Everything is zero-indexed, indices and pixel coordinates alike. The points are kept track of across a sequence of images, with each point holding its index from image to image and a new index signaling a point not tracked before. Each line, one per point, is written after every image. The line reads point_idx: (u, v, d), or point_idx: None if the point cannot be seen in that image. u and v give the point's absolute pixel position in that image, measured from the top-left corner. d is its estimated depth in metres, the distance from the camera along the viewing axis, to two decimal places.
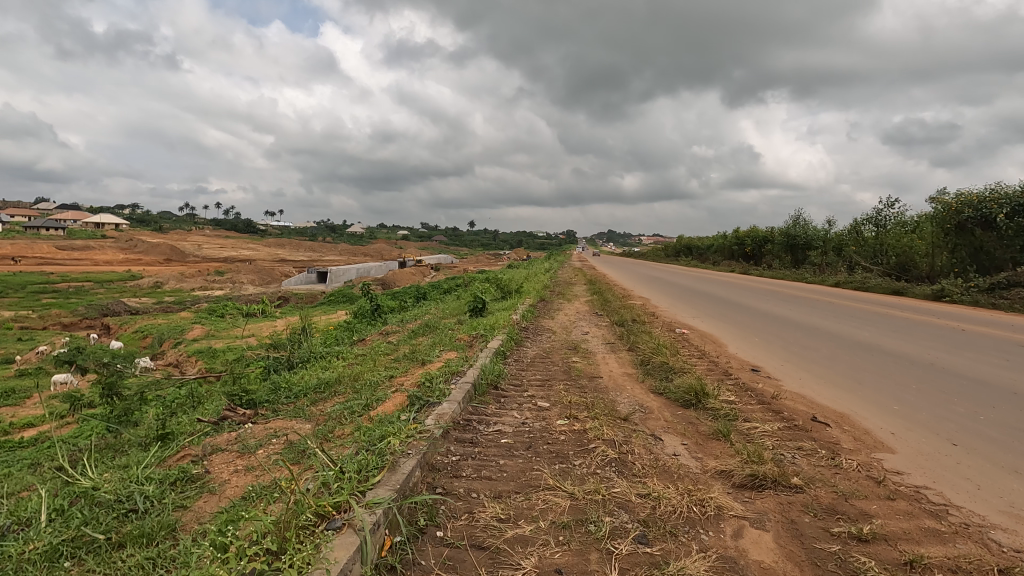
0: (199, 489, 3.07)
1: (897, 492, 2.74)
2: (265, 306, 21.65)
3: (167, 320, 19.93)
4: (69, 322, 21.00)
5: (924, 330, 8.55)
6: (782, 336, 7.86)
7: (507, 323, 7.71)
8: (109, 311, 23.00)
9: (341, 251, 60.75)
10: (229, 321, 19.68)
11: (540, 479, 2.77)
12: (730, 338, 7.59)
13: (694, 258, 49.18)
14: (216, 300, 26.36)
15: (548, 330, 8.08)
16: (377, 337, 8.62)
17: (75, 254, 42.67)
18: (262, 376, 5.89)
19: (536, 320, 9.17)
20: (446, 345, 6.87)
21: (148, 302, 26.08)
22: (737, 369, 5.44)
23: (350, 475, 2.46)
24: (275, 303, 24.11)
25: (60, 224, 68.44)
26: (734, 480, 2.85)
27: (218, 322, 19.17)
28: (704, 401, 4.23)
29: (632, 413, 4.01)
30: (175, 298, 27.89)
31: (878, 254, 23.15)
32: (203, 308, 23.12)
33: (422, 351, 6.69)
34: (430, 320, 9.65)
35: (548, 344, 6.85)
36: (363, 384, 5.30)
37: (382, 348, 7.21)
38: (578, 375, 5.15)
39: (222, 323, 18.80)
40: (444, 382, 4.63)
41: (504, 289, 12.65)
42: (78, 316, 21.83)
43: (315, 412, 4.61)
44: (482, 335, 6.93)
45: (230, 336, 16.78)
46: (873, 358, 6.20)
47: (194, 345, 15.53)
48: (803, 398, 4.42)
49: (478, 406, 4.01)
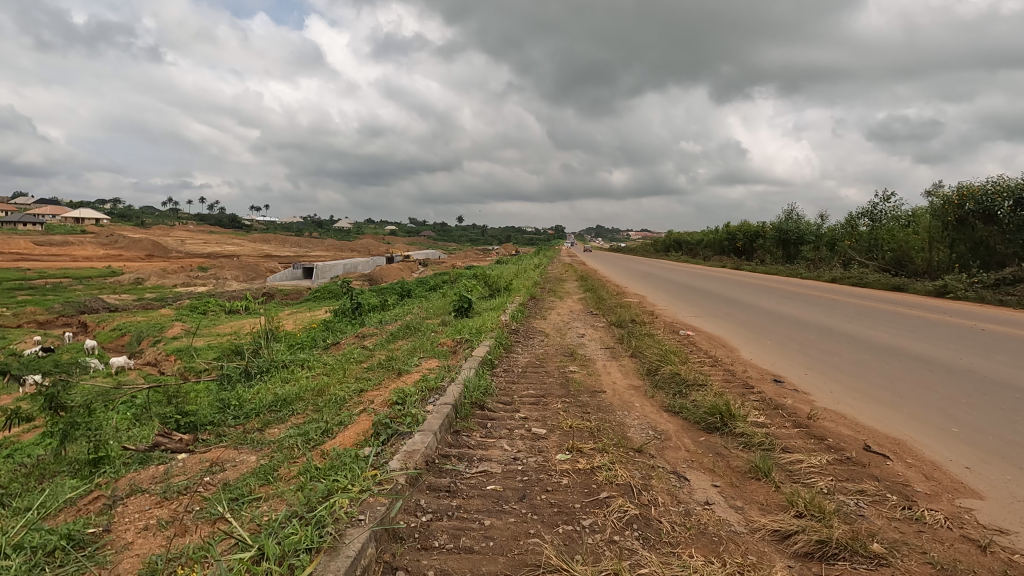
0: (82, 561, 2.32)
1: (1015, 565, 2.05)
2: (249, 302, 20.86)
3: (147, 317, 19.06)
4: (44, 320, 20.04)
5: (943, 330, 7.94)
6: (796, 338, 7.21)
7: (496, 326, 6.97)
8: (86, 308, 22.00)
9: (327, 246, 59.46)
10: (210, 318, 18.74)
11: (540, 553, 2.05)
12: (739, 340, 6.94)
13: (684, 253, 48.67)
14: (198, 297, 25.38)
15: (542, 333, 7.33)
16: (353, 340, 7.82)
17: (53, 250, 41.24)
18: (213, 391, 5.09)
19: (527, 321, 8.44)
20: (428, 351, 6.11)
21: (128, 299, 25.09)
22: (758, 380, 4.75)
23: (268, 569, 1.72)
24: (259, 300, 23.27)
25: (38, 219, 66.46)
26: (795, 549, 2.14)
27: (199, 320, 18.24)
28: (730, 424, 3.53)
29: (646, 442, 3.30)
30: (156, 295, 26.81)
31: (873, 249, 22.73)
32: (185, 305, 22.23)
33: (400, 359, 5.93)
34: (413, 321, 8.86)
35: (541, 349, 6.12)
36: (326, 402, 4.54)
37: (357, 355, 6.44)
38: (577, 390, 4.43)
39: (204, 321, 17.98)
40: (419, 402, 3.88)
41: (492, 286, 11.88)
42: (54, 313, 20.82)
43: (263, 441, 3.84)
44: (467, 340, 6.18)
45: (210, 334, 15.98)
46: (903, 365, 5.56)
47: (172, 343, 14.74)
48: (844, 418, 3.73)
49: (460, 436, 3.27)
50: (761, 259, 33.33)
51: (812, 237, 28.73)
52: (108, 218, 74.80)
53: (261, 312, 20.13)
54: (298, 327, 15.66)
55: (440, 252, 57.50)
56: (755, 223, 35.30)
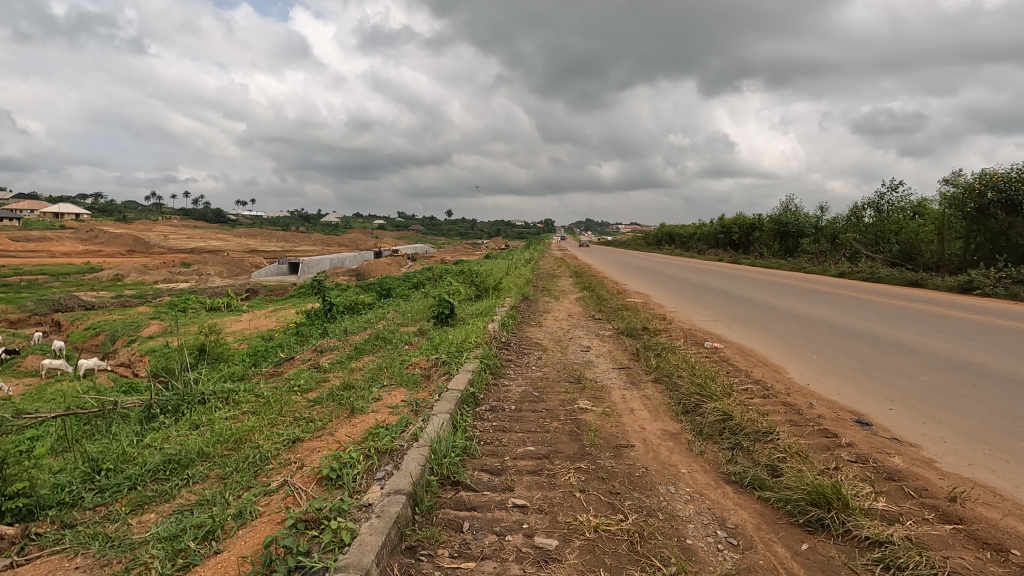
0: None
1: None
2: (232, 300, 19.53)
3: (122, 315, 17.49)
4: (14, 319, 18.37)
5: (1010, 338, 6.76)
6: (842, 351, 5.98)
7: (482, 339, 5.65)
8: (59, 306, 20.28)
9: (314, 241, 57.72)
10: (190, 317, 17.25)
11: None
12: (775, 355, 5.69)
13: (677, 246, 47.52)
14: (179, 294, 23.70)
15: (540, 347, 6.02)
16: (306, 357, 6.45)
17: (30, 245, 39.19)
18: (91, 443, 3.71)
19: (519, 329, 7.11)
20: (395, 377, 4.78)
21: (104, 296, 23.37)
22: (837, 425, 3.49)
23: None
24: (240, 299, 21.71)
25: (16, 214, 63.63)
26: None
27: (177, 318, 16.78)
28: (848, 523, 2.24)
29: (726, 566, 2.00)
30: (134, 292, 25.08)
31: (879, 242, 21.61)
32: (164, 302, 20.63)
33: (355, 389, 4.61)
34: (386, 329, 7.51)
35: (540, 373, 4.82)
36: (238, 465, 3.20)
37: (306, 379, 5.10)
38: (595, 447, 3.12)
39: (182, 320, 16.49)
40: (360, 483, 2.56)
41: (479, 287, 10.51)
42: (26, 313, 19.12)
43: (119, 542, 2.50)
44: (444, 361, 4.86)
45: (190, 333, 14.51)
46: (1005, 393, 4.32)
47: (148, 343, 13.32)
48: (1002, 501, 2.48)
49: (414, 567, 1.95)
50: (759, 253, 32.24)
51: (812, 230, 27.63)
52: (88, 214, 72.20)
53: (243, 311, 18.71)
54: (275, 329, 14.21)
55: (428, 246, 55.82)
56: (752, 215, 34.14)
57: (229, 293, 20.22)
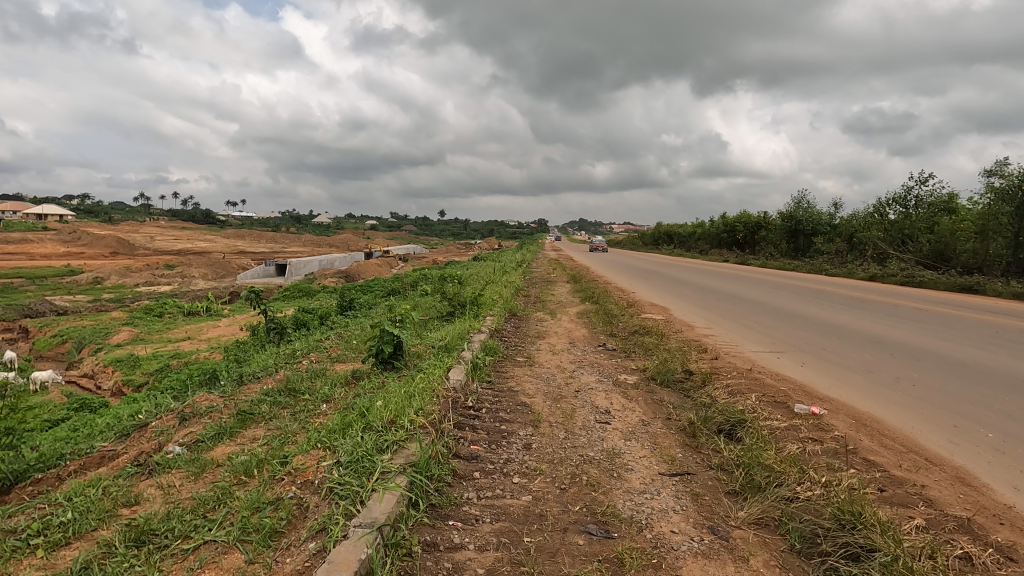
0: None
1: None
2: (213, 304, 17.28)
3: (94, 320, 15.03)
4: None
5: None
6: (1016, 416, 3.72)
7: (424, 408, 3.27)
8: (30, 310, 17.56)
9: (302, 242, 55.16)
10: (164, 323, 14.83)
11: None
12: (927, 433, 3.39)
13: (677, 247, 45.17)
14: (157, 298, 21.22)
15: (530, 416, 3.67)
16: (157, 430, 4.06)
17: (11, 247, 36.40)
18: None
19: (501, 376, 4.74)
20: (237, 516, 2.41)
21: (81, 300, 20.77)
22: None
23: None
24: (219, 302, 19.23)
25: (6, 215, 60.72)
26: None
27: (150, 325, 14.37)
28: None
29: None
30: (115, 295, 22.35)
31: (907, 240, 19.48)
32: (142, 306, 18.16)
33: (145, 553, 2.23)
34: (307, 371, 5.13)
35: (527, 502, 2.46)
36: None
37: (91, 502, 2.72)
38: None
39: (156, 325, 14.21)
40: None
41: (453, 301, 8.12)
42: None
43: None
44: (336, 476, 2.48)
45: (165, 339, 12.15)
46: None
47: (113, 351, 10.97)
48: None
49: None
50: (766, 255, 29.94)
51: (827, 229, 25.32)
52: (75, 215, 69.19)
53: (226, 315, 16.37)
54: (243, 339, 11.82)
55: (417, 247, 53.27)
56: (758, 214, 31.87)
57: (209, 296, 17.95)
